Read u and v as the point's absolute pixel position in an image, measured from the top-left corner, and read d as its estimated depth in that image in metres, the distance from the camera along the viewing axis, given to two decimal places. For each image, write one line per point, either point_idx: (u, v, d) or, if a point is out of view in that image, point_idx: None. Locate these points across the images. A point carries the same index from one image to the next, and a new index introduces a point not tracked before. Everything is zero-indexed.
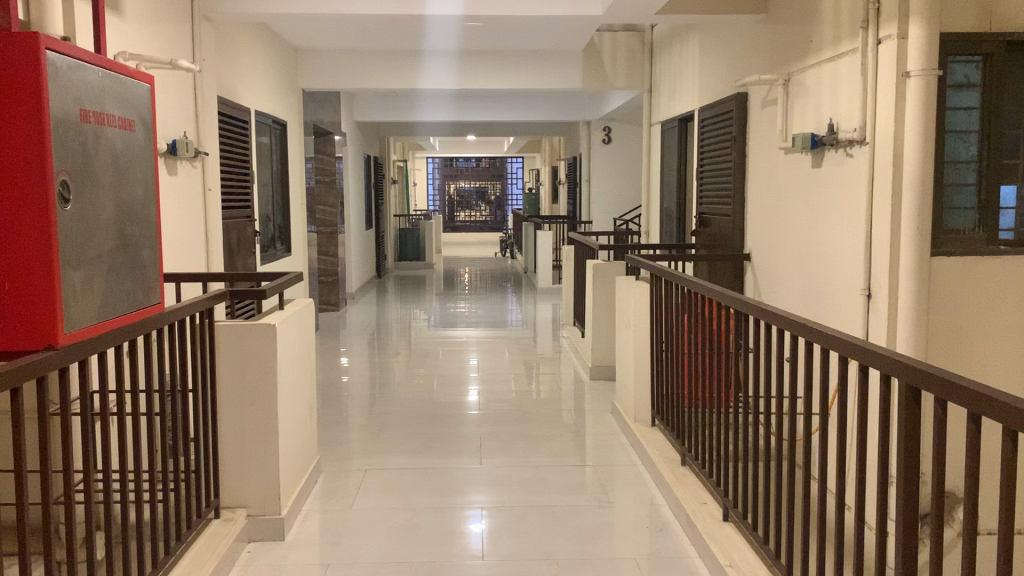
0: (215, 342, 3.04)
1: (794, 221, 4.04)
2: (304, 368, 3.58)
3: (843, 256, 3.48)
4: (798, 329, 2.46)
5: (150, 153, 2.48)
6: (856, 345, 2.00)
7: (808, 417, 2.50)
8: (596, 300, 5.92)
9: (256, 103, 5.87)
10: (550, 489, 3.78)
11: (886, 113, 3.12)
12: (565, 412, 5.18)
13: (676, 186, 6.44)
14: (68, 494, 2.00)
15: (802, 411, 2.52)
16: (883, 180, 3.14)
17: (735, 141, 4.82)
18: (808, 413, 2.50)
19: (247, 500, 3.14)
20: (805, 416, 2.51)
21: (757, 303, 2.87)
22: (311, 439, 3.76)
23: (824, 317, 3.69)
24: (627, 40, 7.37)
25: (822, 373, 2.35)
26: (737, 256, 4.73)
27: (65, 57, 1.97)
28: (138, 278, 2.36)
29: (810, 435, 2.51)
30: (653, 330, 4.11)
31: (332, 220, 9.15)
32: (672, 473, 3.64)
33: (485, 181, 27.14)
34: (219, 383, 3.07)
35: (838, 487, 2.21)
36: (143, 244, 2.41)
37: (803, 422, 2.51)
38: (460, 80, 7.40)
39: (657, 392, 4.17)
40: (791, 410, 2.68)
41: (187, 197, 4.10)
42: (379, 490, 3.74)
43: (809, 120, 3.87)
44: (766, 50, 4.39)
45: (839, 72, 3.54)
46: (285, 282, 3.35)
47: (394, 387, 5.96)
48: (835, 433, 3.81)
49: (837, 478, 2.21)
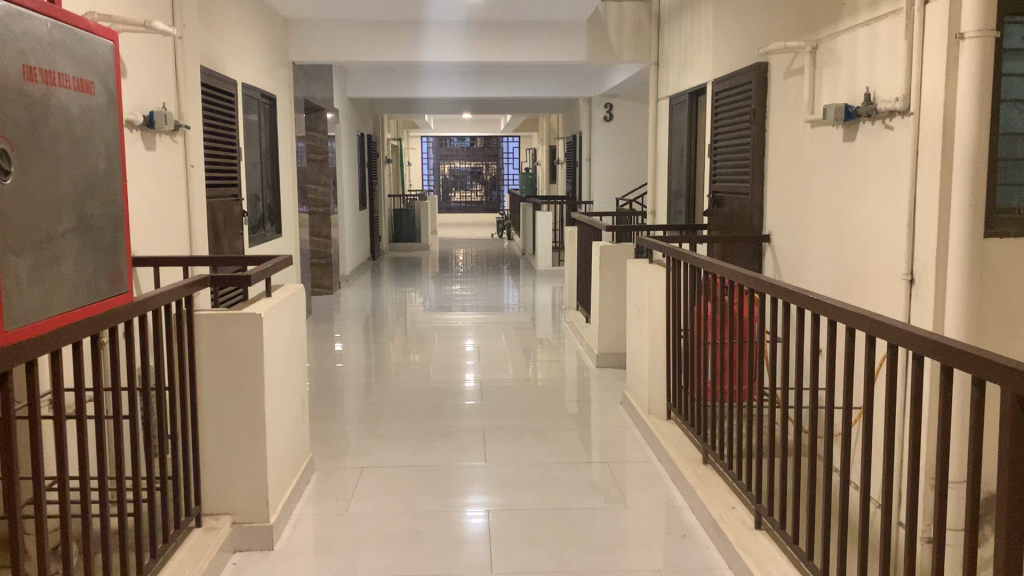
0: (194, 333, 2.75)
1: (823, 200, 3.76)
2: (294, 359, 3.28)
3: (882, 238, 3.20)
4: (839, 315, 2.18)
5: (113, 120, 2.17)
6: (930, 341, 1.72)
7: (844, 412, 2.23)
8: (602, 284, 5.61)
9: (243, 75, 5.54)
10: (559, 490, 3.50)
11: (936, 78, 2.83)
12: (570, 402, 4.91)
13: (686, 162, 6.14)
14: (13, 513, 1.69)
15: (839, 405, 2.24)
16: (931, 153, 2.85)
17: (754, 114, 4.53)
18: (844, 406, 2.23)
19: (233, 507, 2.85)
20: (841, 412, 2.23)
21: (784, 284, 2.59)
22: (303, 436, 3.47)
23: (859, 304, 3.40)
24: (634, 12, 7.03)
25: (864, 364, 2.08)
26: (757, 238, 4.44)
27: (3, 2, 1.67)
28: (102, 263, 2.08)
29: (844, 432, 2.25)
30: (668, 316, 3.82)
31: (324, 201, 8.85)
32: (693, 472, 3.36)
33: (479, 161, 26.79)
34: (200, 377, 2.78)
35: (886, 499, 1.93)
36: (107, 226, 2.12)
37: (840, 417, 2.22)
38: (459, 52, 7.08)
39: (674, 381, 3.89)
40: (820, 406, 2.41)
41: (166, 175, 3.79)
42: (377, 492, 3.46)
43: (841, 90, 3.58)
44: (791, 15, 4.08)
45: (878, 36, 3.24)
46: (273, 266, 3.04)
47: (390, 374, 5.68)
48: (868, 430, 3.51)
49: (889, 486, 1.92)
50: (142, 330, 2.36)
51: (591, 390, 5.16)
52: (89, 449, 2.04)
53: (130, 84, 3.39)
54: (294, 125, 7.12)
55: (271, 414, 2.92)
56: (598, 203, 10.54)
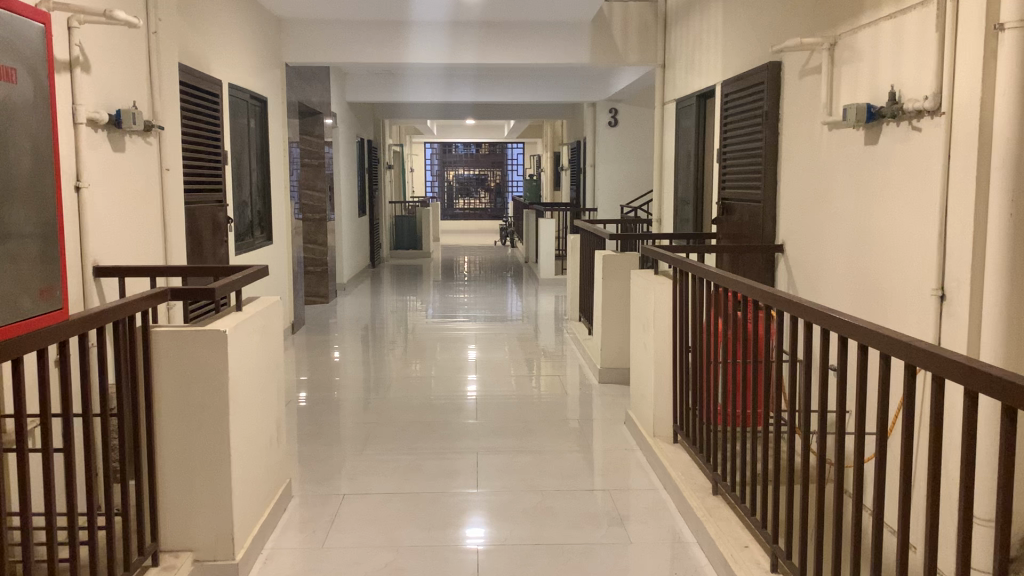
0: (152, 355, 2.50)
1: (844, 207, 3.49)
2: (268, 379, 3.02)
3: (910, 250, 2.93)
4: (865, 338, 1.91)
5: (40, 116, 1.96)
6: (985, 375, 1.46)
7: (864, 438, 1.97)
8: (607, 295, 5.34)
9: (230, 74, 5.30)
10: (559, 522, 3.22)
11: (971, 74, 2.57)
12: (572, 420, 4.64)
13: (694, 168, 5.89)
14: None
15: (860, 436, 1.97)
16: (965, 155, 2.59)
17: (766, 117, 4.27)
18: (864, 437, 1.96)
19: (195, 544, 2.59)
20: (862, 439, 1.97)
21: (801, 301, 2.32)
22: (278, 462, 3.21)
23: (884, 321, 3.13)
24: (640, 11, 6.76)
25: (884, 395, 1.83)
26: (769, 248, 4.17)
27: None
28: (20, 282, 1.86)
29: (864, 461, 1.98)
30: (676, 331, 3.55)
31: (320, 207, 8.59)
32: (702, 504, 3.08)
33: (484, 168, 26.55)
34: (159, 401, 2.53)
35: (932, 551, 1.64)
36: (21, 234, 1.89)
37: (860, 447, 1.96)
38: (457, 53, 6.83)
39: (681, 402, 3.61)
40: (841, 435, 2.14)
41: (137, 178, 3.54)
42: (361, 522, 3.21)
43: (862, 89, 3.32)
44: (807, 10, 3.82)
45: (904, 32, 2.99)
46: (243, 277, 2.77)
47: (386, 388, 5.42)
48: (894, 459, 3.23)
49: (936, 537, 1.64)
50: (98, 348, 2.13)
51: (594, 408, 4.89)
52: (26, 483, 1.81)
53: (95, 80, 3.14)
54: (287, 128, 6.87)
55: (239, 440, 2.66)
56: (602, 211, 10.36)
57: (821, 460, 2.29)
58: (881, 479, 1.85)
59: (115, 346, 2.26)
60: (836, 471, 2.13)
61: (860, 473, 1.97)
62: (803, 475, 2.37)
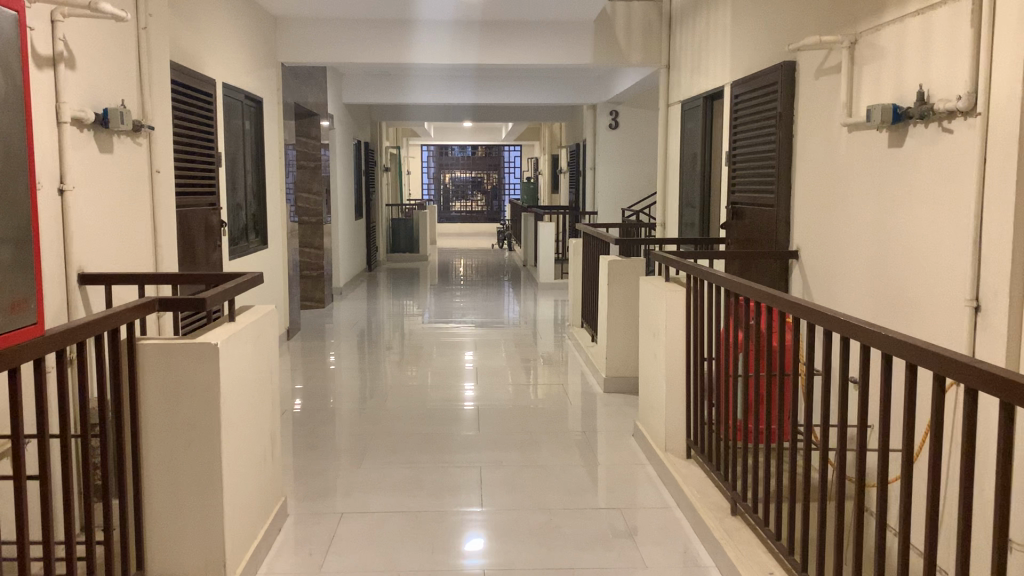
0: (138, 369, 2.34)
1: (865, 213, 3.34)
2: (262, 393, 2.86)
3: (939, 258, 2.78)
4: (895, 349, 1.75)
5: (7, 113, 1.79)
6: None
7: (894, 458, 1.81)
8: (611, 301, 5.19)
9: (224, 71, 5.14)
10: (568, 543, 3.06)
11: (1011, 71, 2.42)
12: (577, 431, 4.48)
13: (700, 171, 5.74)
14: None
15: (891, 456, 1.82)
16: (1002, 158, 2.45)
17: (780, 118, 4.13)
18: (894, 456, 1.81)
19: (183, 569, 2.42)
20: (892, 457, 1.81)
21: (821, 308, 2.16)
22: (272, 480, 3.04)
23: (909, 333, 2.98)
24: (643, 11, 6.62)
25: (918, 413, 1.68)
26: (783, 254, 4.02)
27: None
28: None
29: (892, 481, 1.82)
30: (691, 341, 3.41)
31: (316, 209, 8.43)
32: (721, 525, 2.92)
33: (480, 171, 26.39)
34: (144, 418, 2.37)
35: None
36: None
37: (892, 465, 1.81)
38: (457, 53, 6.67)
39: (696, 415, 3.46)
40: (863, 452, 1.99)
41: (125, 180, 3.38)
42: (360, 543, 3.04)
43: (886, 89, 3.18)
44: (825, 6, 3.68)
45: (932, 28, 2.85)
46: (237, 286, 2.62)
47: (384, 396, 5.25)
48: (922, 478, 3.07)
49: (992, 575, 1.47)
50: (79, 361, 1.97)
51: (599, 419, 4.73)
52: None
53: (80, 77, 2.98)
54: (284, 130, 6.72)
55: (231, 457, 2.50)
56: (603, 214, 10.19)
57: (842, 478, 2.14)
58: (904, 502, 1.72)
59: (97, 358, 2.09)
60: (861, 490, 1.99)
61: (882, 492, 1.83)
62: (823, 492, 2.22)
